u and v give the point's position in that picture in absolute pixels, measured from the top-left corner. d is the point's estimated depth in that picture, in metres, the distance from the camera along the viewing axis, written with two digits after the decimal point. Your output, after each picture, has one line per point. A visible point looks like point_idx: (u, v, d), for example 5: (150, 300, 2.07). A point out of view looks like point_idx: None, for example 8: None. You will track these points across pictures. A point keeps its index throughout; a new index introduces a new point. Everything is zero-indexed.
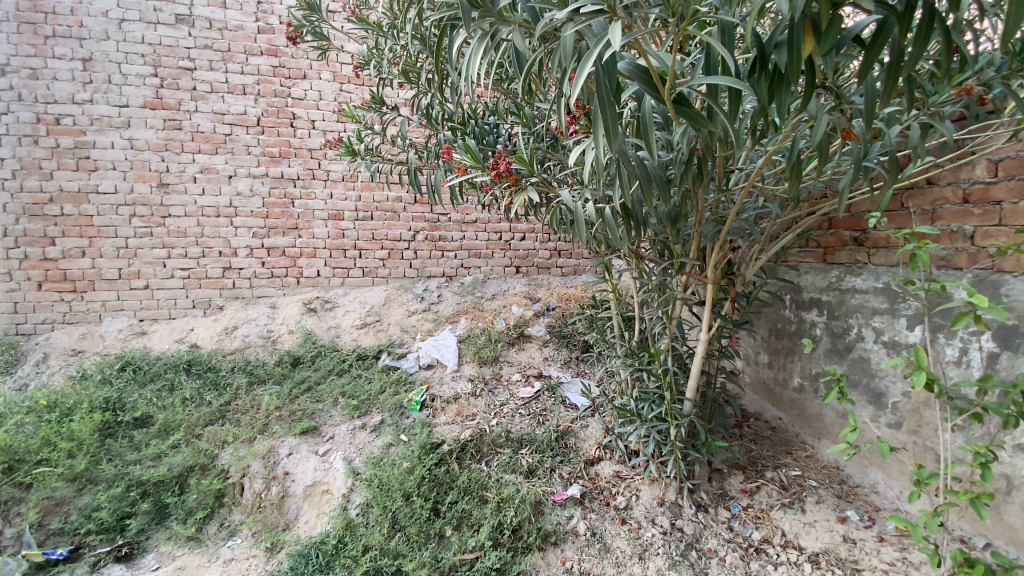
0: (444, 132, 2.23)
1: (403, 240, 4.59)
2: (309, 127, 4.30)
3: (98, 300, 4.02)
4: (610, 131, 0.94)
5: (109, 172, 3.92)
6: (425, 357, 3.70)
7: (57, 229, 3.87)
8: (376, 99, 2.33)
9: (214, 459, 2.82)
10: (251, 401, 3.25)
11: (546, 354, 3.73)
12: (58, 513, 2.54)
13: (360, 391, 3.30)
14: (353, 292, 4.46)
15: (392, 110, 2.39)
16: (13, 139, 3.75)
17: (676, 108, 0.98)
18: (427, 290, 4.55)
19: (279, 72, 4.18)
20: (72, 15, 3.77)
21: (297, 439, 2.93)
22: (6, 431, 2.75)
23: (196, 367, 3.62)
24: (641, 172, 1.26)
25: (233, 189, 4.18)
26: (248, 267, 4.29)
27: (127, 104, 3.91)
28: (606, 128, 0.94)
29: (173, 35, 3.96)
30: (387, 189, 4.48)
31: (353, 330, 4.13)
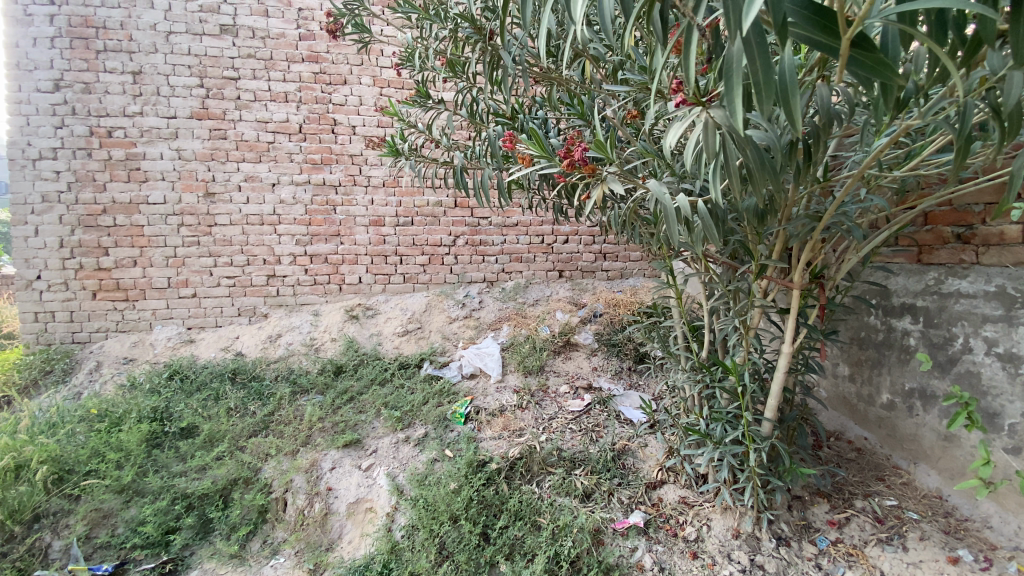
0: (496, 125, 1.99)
1: (443, 245, 4.47)
2: (349, 133, 4.23)
3: (148, 308, 4.09)
4: (761, 88, 0.80)
5: (158, 182, 3.98)
6: (468, 366, 3.55)
7: (110, 239, 3.96)
8: (421, 92, 2.12)
9: (257, 472, 2.75)
10: (294, 411, 3.18)
11: (595, 364, 3.51)
12: (105, 526, 2.50)
13: (403, 402, 3.17)
14: (394, 299, 4.37)
15: (439, 103, 2.16)
16: (68, 152, 3.85)
17: (853, 56, 0.82)
18: (468, 296, 4.41)
19: (320, 78, 4.14)
20: (122, 29, 3.84)
21: (340, 453, 2.83)
22: (57, 440, 2.77)
23: (241, 376, 3.60)
24: (756, 155, 1.05)
25: (276, 197, 4.17)
26: (291, 274, 4.26)
27: (175, 115, 3.96)
28: (753, 84, 0.80)
29: (217, 46, 3.98)
30: (428, 193, 4.37)
31: (395, 338, 4.03)
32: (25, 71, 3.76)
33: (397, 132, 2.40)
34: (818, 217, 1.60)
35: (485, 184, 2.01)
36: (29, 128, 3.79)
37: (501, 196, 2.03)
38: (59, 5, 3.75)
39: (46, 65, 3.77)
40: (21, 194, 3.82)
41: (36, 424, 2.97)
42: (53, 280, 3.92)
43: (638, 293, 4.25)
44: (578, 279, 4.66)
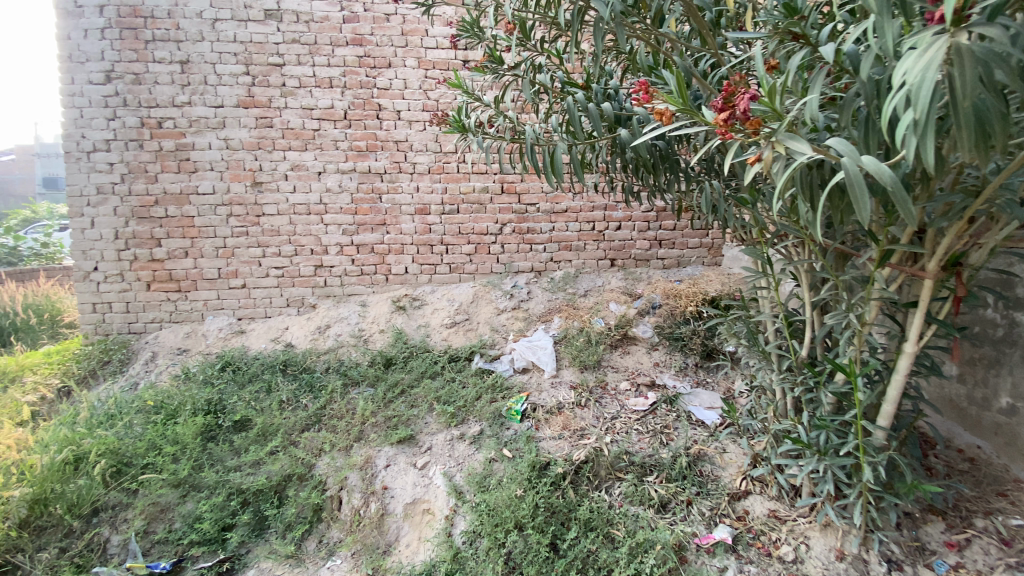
0: (571, 95, 1.77)
1: (490, 233, 4.26)
2: (394, 118, 4.07)
3: (200, 299, 4.10)
4: None
5: (207, 173, 3.96)
6: (520, 360, 3.36)
7: (162, 230, 3.97)
8: (494, 56, 1.92)
9: (311, 469, 2.66)
10: (346, 405, 3.09)
11: (657, 359, 3.27)
12: (163, 520, 2.48)
13: (455, 397, 3.02)
14: (440, 289, 4.24)
15: (512, 70, 1.95)
16: (121, 144, 3.86)
17: None
18: (516, 286, 4.22)
19: (365, 62, 3.99)
20: (170, 18, 3.80)
21: (394, 450, 2.72)
22: (116, 432, 2.77)
23: (292, 368, 3.54)
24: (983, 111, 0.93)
25: (323, 186, 4.08)
26: (338, 264, 4.19)
27: (222, 104, 3.91)
28: None
29: (262, 32, 3.89)
30: (474, 178, 4.17)
31: (443, 330, 3.89)
32: (79, 63, 3.78)
33: (460, 106, 2.19)
34: (973, 192, 1.37)
35: (556, 162, 1.80)
36: (83, 120, 3.82)
37: (576, 174, 1.81)
38: None
39: (98, 57, 3.78)
40: (78, 187, 3.87)
41: (96, 414, 3.00)
42: (110, 271, 3.98)
43: (700, 282, 3.95)
44: (633, 268, 4.38)
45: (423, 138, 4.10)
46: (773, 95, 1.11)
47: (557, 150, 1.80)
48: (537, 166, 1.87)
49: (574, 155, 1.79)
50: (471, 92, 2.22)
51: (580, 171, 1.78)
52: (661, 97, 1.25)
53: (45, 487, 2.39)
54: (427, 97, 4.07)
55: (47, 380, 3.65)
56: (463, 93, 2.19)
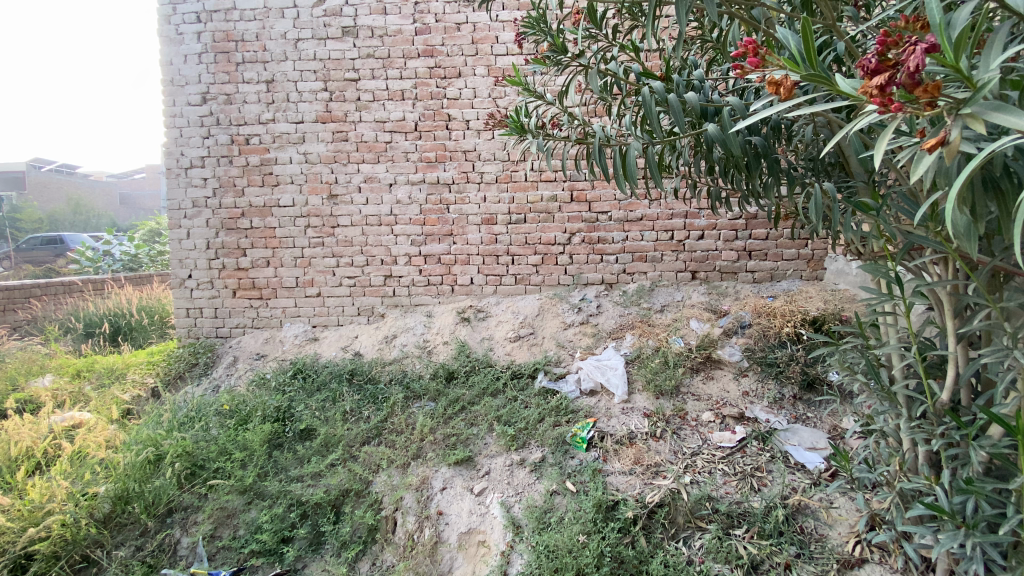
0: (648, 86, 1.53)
1: (558, 243, 4.05)
2: (463, 128, 4.00)
3: (279, 307, 4.27)
4: None
5: (288, 186, 4.13)
6: (588, 381, 3.11)
7: (247, 241, 4.19)
8: (558, 46, 1.74)
9: (369, 485, 2.59)
10: (406, 419, 3.00)
11: (745, 388, 2.92)
12: (229, 526, 2.51)
13: (516, 418, 2.84)
14: (505, 301, 4.09)
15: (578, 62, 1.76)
16: (214, 160, 4.14)
17: None
18: (585, 299, 3.96)
19: (436, 72, 3.97)
20: (258, 40, 4.03)
21: (450, 471, 2.58)
22: (193, 434, 2.89)
23: (358, 377, 3.54)
24: None
25: (394, 197, 4.11)
26: (407, 274, 4.19)
27: (302, 120, 4.07)
28: None
29: (340, 48, 4.00)
30: (542, 186, 4.00)
31: (507, 344, 3.73)
32: (178, 86, 4.11)
33: (523, 106, 2.04)
34: None
35: (628, 164, 1.57)
36: (182, 138, 4.14)
37: (654, 178, 1.58)
38: (206, 23, 4.05)
39: (196, 80, 4.09)
40: (176, 201, 4.18)
41: (179, 415, 3.16)
42: (201, 279, 4.25)
43: (797, 300, 3.48)
44: (716, 282, 3.98)
45: (491, 147, 4.00)
46: (959, 49, 0.81)
47: (631, 150, 1.56)
48: (608, 170, 1.66)
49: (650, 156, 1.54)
50: (534, 89, 2.04)
51: (657, 175, 1.54)
52: (784, 64, 0.97)
53: (126, 485, 2.51)
54: (497, 105, 3.96)
55: (144, 378, 3.95)
56: (524, 90, 2.01)
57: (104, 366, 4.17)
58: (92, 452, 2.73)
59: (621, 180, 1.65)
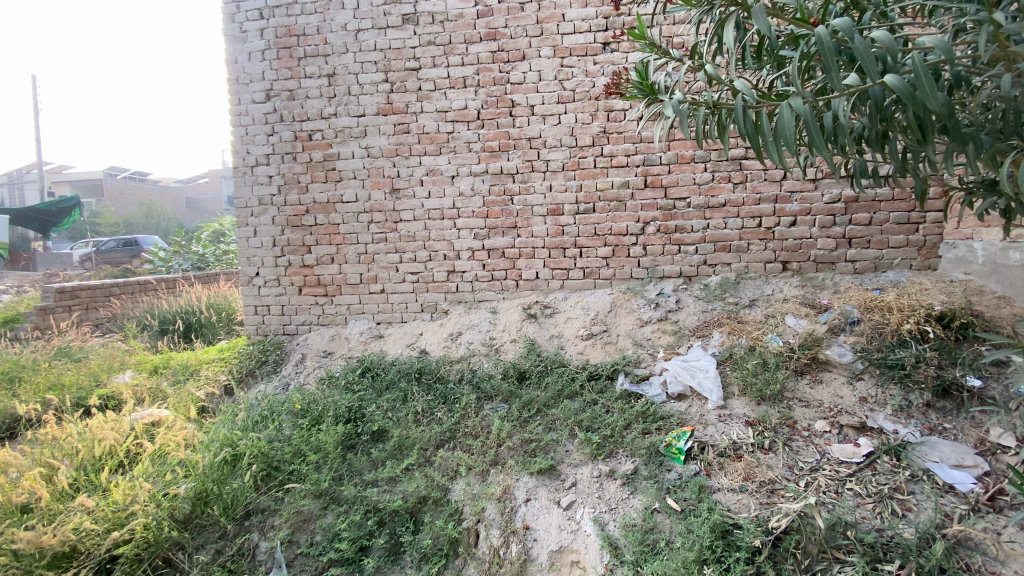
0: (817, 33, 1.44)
1: (630, 233, 3.73)
2: (528, 114, 3.77)
3: (344, 303, 4.20)
4: None
5: (351, 181, 4.05)
6: (676, 384, 2.83)
7: (312, 238, 4.15)
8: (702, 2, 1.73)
9: (446, 493, 2.43)
10: (481, 421, 2.83)
11: (862, 393, 2.57)
12: (306, 531, 2.42)
13: (599, 424, 2.61)
14: (574, 296, 3.80)
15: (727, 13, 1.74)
16: (279, 157, 4.12)
17: None
18: (663, 293, 3.63)
19: (498, 56, 3.76)
20: (319, 33, 3.96)
21: (533, 481, 2.39)
22: (267, 434, 2.84)
23: (426, 376, 3.41)
24: None
25: (456, 189, 3.93)
26: (470, 269, 3.99)
27: (364, 113, 3.98)
28: None
29: (400, 37, 3.87)
30: (613, 173, 3.71)
31: (579, 342, 3.47)
32: (243, 85, 4.11)
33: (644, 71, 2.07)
34: None
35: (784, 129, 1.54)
36: (248, 137, 4.15)
37: (814, 138, 1.52)
38: (269, 18, 4.02)
39: (260, 78, 4.08)
40: (243, 199, 4.20)
41: (253, 414, 3.14)
42: (269, 276, 4.26)
43: (915, 292, 3.06)
44: (812, 274, 3.56)
45: (557, 132, 3.74)
46: None
47: (791, 101, 1.52)
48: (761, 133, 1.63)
49: (811, 108, 1.50)
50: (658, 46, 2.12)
51: (820, 135, 1.49)
52: None
53: (205, 486, 2.47)
54: (563, 87, 3.70)
55: (218, 375, 4.01)
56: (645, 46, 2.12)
57: (179, 363, 4.26)
58: (172, 452, 2.72)
59: (770, 141, 1.61)
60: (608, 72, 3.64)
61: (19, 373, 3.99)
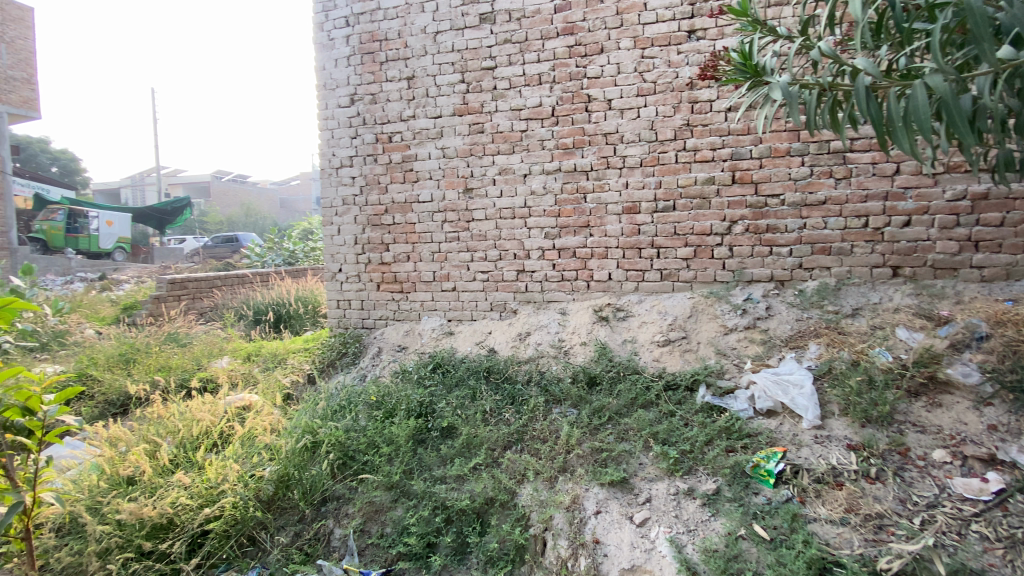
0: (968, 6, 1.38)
1: (714, 233, 3.48)
2: (605, 109, 3.63)
3: (418, 300, 4.30)
4: None
5: (427, 182, 4.13)
6: (764, 399, 2.60)
7: (390, 236, 4.29)
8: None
9: (514, 496, 2.38)
10: (550, 425, 2.76)
11: (994, 421, 2.21)
12: (377, 521, 2.48)
13: (677, 438, 2.45)
14: (649, 299, 3.60)
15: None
16: (361, 159, 4.29)
17: None
18: (750, 298, 3.34)
19: (576, 51, 3.67)
20: (400, 38, 4.08)
21: (604, 492, 2.28)
22: (344, 424, 2.96)
23: (495, 376, 3.39)
24: None
25: (528, 188, 3.87)
26: (540, 269, 3.92)
27: (440, 114, 4.04)
28: None
29: (477, 37, 3.89)
30: (696, 168, 3.49)
31: (655, 348, 3.30)
32: (331, 90, 4.32)
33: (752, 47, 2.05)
34: None
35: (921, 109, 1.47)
36: (334, 140, 4.36)
37: (957, 118, 1.44)
38: (354, 26, 4.20)
39: (345, 83, 4.27)
40: (328, 199, 4.42)
41: (332, 404, 3.28)
42: (350, 272, 4.46)
43: None
44: (928, 281, 3.13)
45: (635, 127, 3.57)
46: None
47: (926, 80, 1.45)
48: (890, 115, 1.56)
49: (950, 87, 1.43)
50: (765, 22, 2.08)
51: (963, 115, 1.41)
52: None
53: (287, 470, 2.60)
54: (643, 79, 3.54)
55: (302, 364, 4.25)
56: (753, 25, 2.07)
57: (269, 351, 4.58)
58: (259, 436, 2.90)
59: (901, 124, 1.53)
60: (692, 61, 3.43)
61: (136, 354, 4.45)
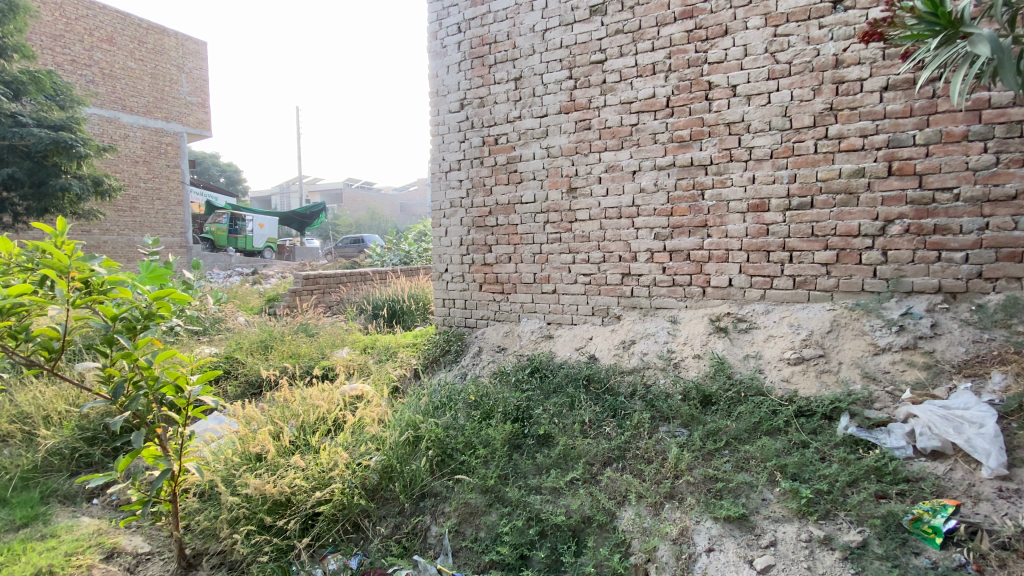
0: None
1: (863, 234, 2.96)
2: (728, 96, 3.28)
3: (518, 301, 4.26)
4: None
5: (530, 182, 4.08)
6: (931, 440, 2.12)
7: (493, 238, 4.31)
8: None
9: (614, 518, 2.21)
10: (656, 445, 2.53)
11: None
12: (472, 524, 2.44)
13: (811, 474, 2.12)
14: (777, 310, 3.17)
15: None
16: (468, 162, 4.37)
17: None
18: (910, 313, 2.79)
19: (695, 36, 3.36)
20: (508, 39, 4.08)
21: (717, 528, 2.03)
22: (444, 421, 2.99)
23: (596, 385, 3.22)
24: None
25: (637, 185, 3.63)
26: (648, 272, 3.64)
27: (547, 113, 3.96)
28: None
29: (587, 31, 3.74)
30: (841, 158, 3.00)
31: (783, 367, 2.90)
32: (442, 96, 4.46)
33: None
34: None
35: None
36: (443, 144, 4.49)
37: None
38: (465, 31, 4.28)
39: (456, 88, 4.38)
40: (437, 202, 4.56)
41: (434, 400, 3.36)
42: (455, 272, 4.57)
43: None
44: None
45: (765, 114, 3.18)
46: None
47: None
48: None
49: None
50: None
51: None
52: None
53: (391, 461, 2.68)
54: (775, 61, 3.14)
55: (409, 359, 4.44)
56: None
57: (382, 345, 4.86)
58: (367, 426, 3.04)
59: None
60: (838, 35, 2.97)
61: (273, 342, 4.98)
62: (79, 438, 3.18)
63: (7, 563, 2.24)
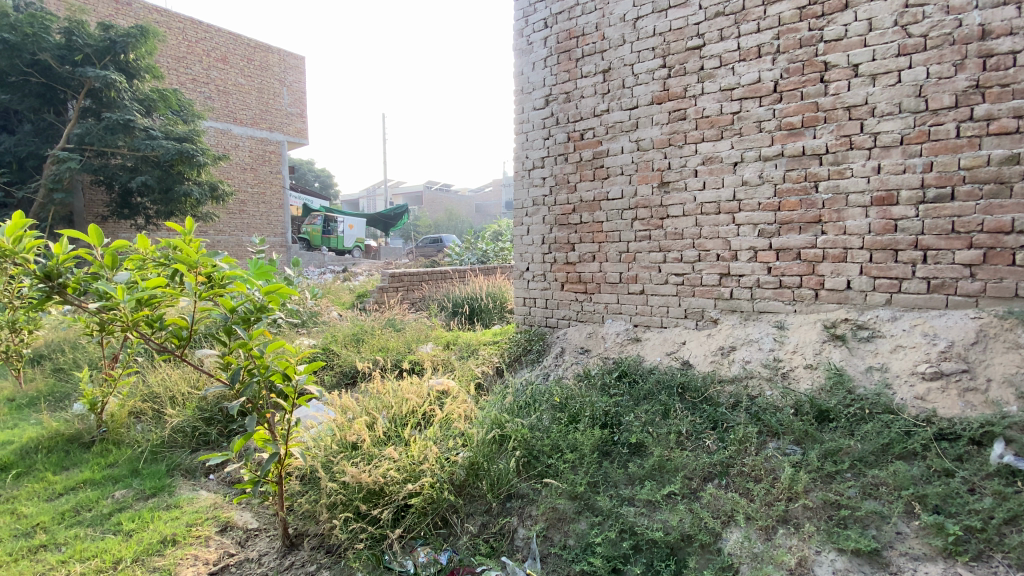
0: None
1: (1018, 230, 2.53)
2: (848, 76, 2.94)
3: (603, 302, 4.13)
4: None
5: (618, 177, 3.94)
6: None
7: (577, 236, 4.21)
8: None
9: (718, 539, 2.03)
10: (765, 462, 2.31)
11: None
12: (560, 530, 2.37)
13: (958, 508, 1.84)
14: (907, 317, 2.79)
15: None
16: (553, 159, 4.31)
17: None
18: None
19: (808, 12, 3.06)
20: (597, 31, 3.96)
21: (843, 561, 1.80)
22: (530, 422, 2.96)
23: (691, 394, 3.03)
24: None
25: (739, 178, 3.36)
26: (750, 272, 3.36)
27: (637, 105, 3.80)
28: None
29: (683, 16, 3.54)
30: (991, 143, 2.58)
31: (916, 383, 2.54)
32: (527, 94, 4.44)
33: None
34: None
35: None
36: (528, 142, 4.47)
37: None
38: (552, 26, 4.22)
39: (541, 84, 4.33)
40: (521, 201, 4.55)
41: (518, 399, 3.33)
42: (537, 271, 4.52)
43: None
44: None
45: (894, 95, 2.81)
46: None
47: None
48: None
49: None
50: None
51: None
52: None
53: (478, 459, 2.68)
54: (907, 34, 2.77)
55: (491, 356, 4.47)
56: None
57: (464, 342, 4.94)
58: (455, 422, 3.07)
59: None
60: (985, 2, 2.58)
61: (364, 335, 5.24)
62: (199, 417, 3.51)
63: (137, 529, 2.51)
